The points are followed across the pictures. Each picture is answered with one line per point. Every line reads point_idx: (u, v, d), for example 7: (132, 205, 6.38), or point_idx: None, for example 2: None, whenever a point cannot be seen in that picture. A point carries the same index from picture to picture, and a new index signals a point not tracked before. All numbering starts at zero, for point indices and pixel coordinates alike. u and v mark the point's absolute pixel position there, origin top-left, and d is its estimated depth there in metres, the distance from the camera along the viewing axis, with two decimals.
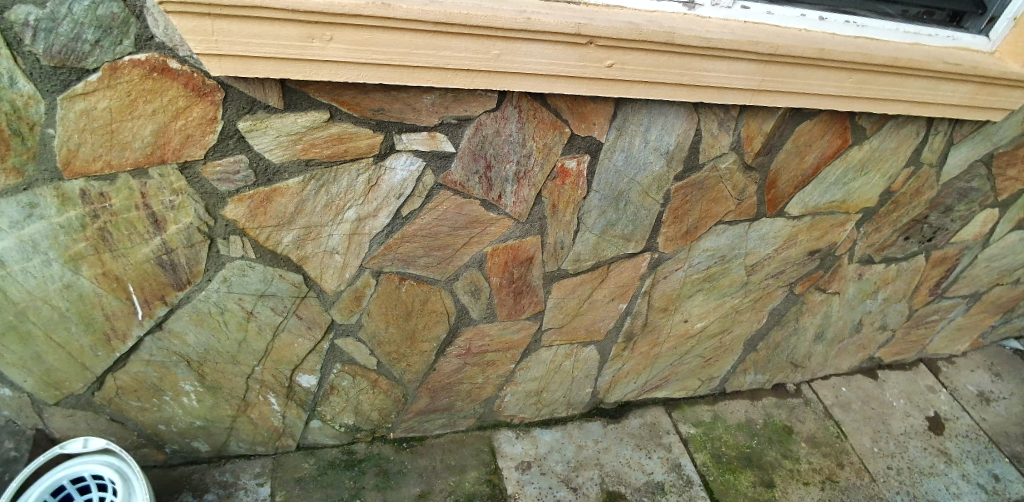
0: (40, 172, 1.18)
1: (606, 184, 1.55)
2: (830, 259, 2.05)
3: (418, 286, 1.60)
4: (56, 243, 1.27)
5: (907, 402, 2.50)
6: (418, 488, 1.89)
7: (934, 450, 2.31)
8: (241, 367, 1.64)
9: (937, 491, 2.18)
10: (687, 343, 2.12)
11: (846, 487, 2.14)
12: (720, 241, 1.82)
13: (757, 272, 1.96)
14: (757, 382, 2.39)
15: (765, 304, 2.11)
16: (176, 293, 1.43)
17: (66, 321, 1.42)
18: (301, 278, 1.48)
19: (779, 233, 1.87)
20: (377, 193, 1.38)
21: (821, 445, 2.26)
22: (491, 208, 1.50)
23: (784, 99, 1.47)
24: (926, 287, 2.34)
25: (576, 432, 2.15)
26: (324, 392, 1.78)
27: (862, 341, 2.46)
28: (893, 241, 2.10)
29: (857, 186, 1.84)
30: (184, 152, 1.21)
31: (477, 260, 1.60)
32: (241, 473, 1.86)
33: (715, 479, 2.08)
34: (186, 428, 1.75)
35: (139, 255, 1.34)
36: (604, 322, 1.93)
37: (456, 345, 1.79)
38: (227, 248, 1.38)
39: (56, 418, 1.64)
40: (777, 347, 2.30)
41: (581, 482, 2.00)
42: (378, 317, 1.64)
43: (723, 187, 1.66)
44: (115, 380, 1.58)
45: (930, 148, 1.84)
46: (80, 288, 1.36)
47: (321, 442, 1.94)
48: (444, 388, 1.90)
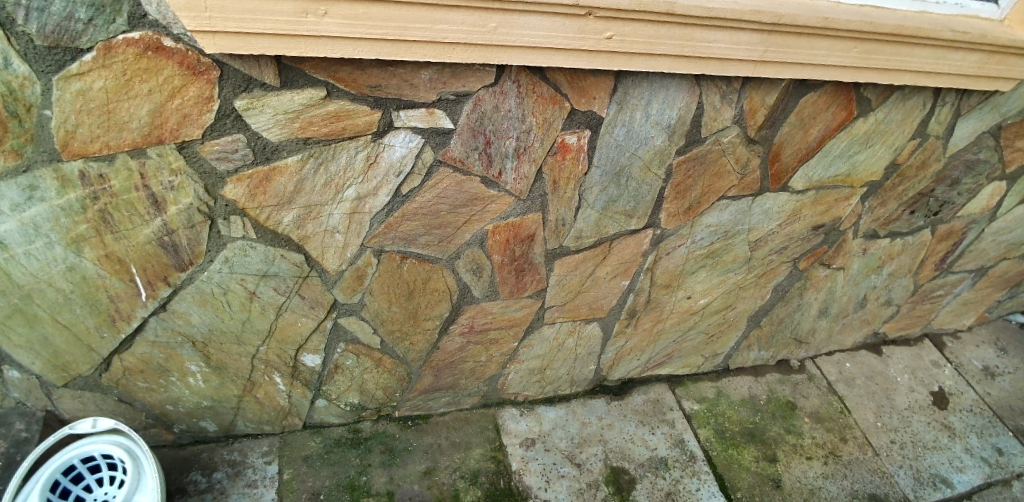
0: (39, 154, 1.18)
1: (607, 160, 1.54)
2: (835, 234, 2.04)
3: (420, 265, 1.60)
4: (58, 225, 1.28)
5: (912, 378, 2.50)
6: (424, 465, 1.91)
7: (938, 424, 2.32)
8: (245, 347, 1.65)
9: (940, 465, 2.19)
10: (690, 319, 2.12)
11: (849, 462, 2.15)
12: (723, 217, 1.81)
13: (760, 248, 1.96)
14: (761, 358, 2.40)
15: (769, 280, 2.10)
16: (179, 275, 1.43)
17: (71, 303, 1.43)
18: (303, 257, 1.48)
19: (783, 208, 1.86)
20: (377, 171, 1.38)
21: (825, 420, 2.27)
22: (492, 185, 1.49)
23: (788, 71, 1.45)
24: (932, 261, 2.33)
25: (580, 409, 2.16)
26: (328, 371, 1.79)
27: (867, 317, 2.45)
28: (899, 215, 2.08)
29: (862, 159, 1.82)
30: (182, 132, 1.21)
31: (478, 237, 1.59)
32: (249, 452, 1.88)
33: (718, 454, 2.10)
34: (193, 408, 1.77)
35: (140, 237, 1.34)
36: (607, 300, 1.93)
37: (459, 323, 1.79)
38: (227, 228, 1.38)
39: (64, 399, 1.66)
40: (780, 323, 2.30)
41: (585, 458, 2.01)
42: (380, 296, 1.64)
43: (726, 161, 1.65)
44: (121, 361, 1.59)
45: (938, 119, 1.81)
46: (83, 270, 1.37)
47: (327, 420, 1.95)
48: (448, 366, 1.91)
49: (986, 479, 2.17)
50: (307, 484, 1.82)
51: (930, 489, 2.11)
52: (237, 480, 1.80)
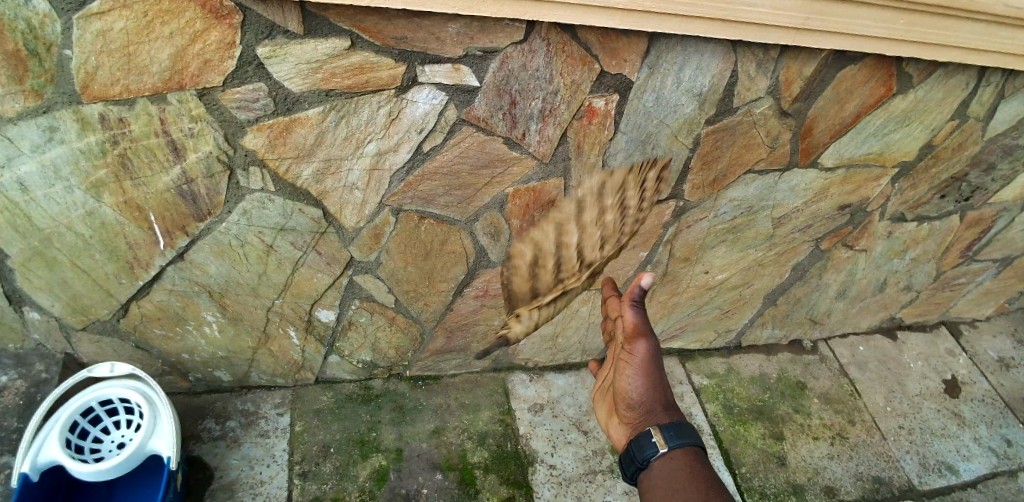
0: (59, 96, 1.17)
1: (634, 126, 1.50)
2: (861, 215, 1.99)
3: (438, 226, 1.59)
4: (78, 169, 1.27)
5: (925, 365, 2.47)
6: (432, 424, 1.93)
7: (948, 412, 2.30)
8: (261, 299, 1.66)
9: (947, 452, 2.17)
10: (706, 294, 2.09)
11: (855, 444, 2.14)
12: (748, 191, 1.76)
13: (784, 225, 1.91)
14: (774, 336, 2.37)
15: (789, 259, 2.07)
16: (197, 225, 1.43)
17: (90, 248, 1.43)
18: (321, 213, 1.47)
19: (810, 185, 1.81)
20: (399, 127, 1.35)
21: (834, 402, 2.26)
22: (514, 146, 1.46)
23: (827, 40, 1.39)
24: (957, 247, 2.27)
25: (589, 378, 2.16)
26: (342, 327, 1.80)
27: (885, 301, 2.41)
28: (928, 199, 2.02)
29: (897, 139, 1.76)
30: (203, 78, 1.19)
31: (498, 201, 1.57)
32: (262, 403, 1.90)
33: (724, 429, 2.10)
34: (209, 357, 1.79)
35: (159, 184, 1.33)
36: (624, 271, 1.89)
37: (473, 286, 1.78)
38: (246, 179, 1.37)
39: (83, 343, 1.69)
40: (797, 302, 2.26)
41: (592, 426, 2.02)
42: (397, 255, 1.63)
43: (756, 134, 1.60)
44: (140, 308, 1.60)
45: (979, 100, 1.74)
46: (103, 216, 1.37)
47: (340, 376, 1.97)
48: (461, 328, 1.91)
49: (993, 468, 2.15)
50: (318, 437, 1.85)
51: (935, 475, 2.10)
52: (250, 430, 1.83)
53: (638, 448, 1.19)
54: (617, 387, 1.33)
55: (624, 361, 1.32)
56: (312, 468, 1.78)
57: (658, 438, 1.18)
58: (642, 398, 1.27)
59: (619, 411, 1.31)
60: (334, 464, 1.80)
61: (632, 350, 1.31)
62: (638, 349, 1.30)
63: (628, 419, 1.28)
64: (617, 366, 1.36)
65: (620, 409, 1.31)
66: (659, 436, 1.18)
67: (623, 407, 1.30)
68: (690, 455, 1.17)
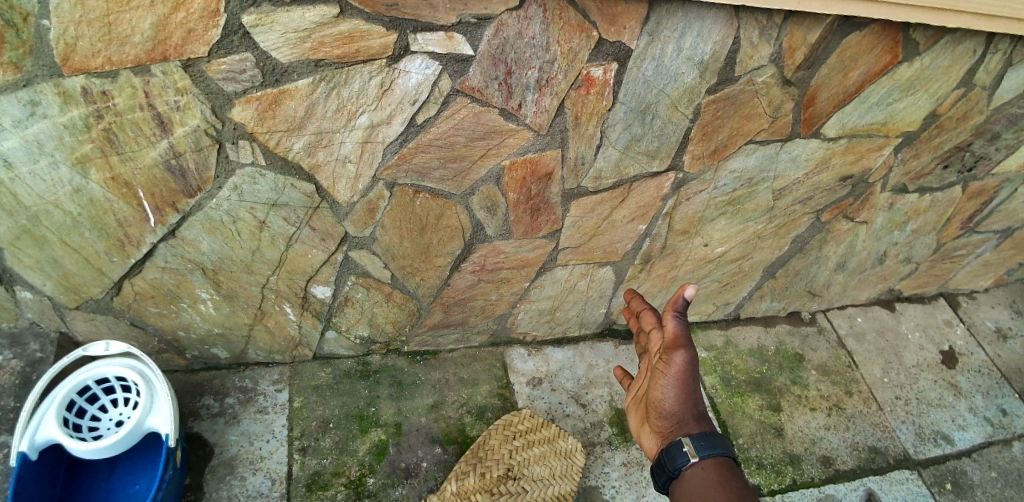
0: (39, 68, 1.13)
1: (633, 96, 1.46)
2: (862, 186, 1.96)
3: (433, 200, 1.56)
4: (62, 144, 1.24)
5: (923, 336, 2.46)
6: (431, 399, 1.93)
7: (944, 382, 2.31)
8: (255, 276, 1.64)
9: (943, 422, 2.18)
10: (705, 267, 2.07)
11: (852, 415, 2.15)
12: (749, 162, 1.73)
13: (784, 197, 1.89)
14: (773, 309, 2.36)
15: (789, 231, 2.05)
16: (187, 201, 1.40)
17: (79, 226, 1.41)
18: (313, 187, 1.44)
19: (811, 156, 1.77)
20: (391, 99, 1.32)
21: (832, 374, 2.26)
22: (511, 118, 1.42)
23: (833, 6, 1.36)
24: (958, 218, 2.25)
25: (588, 351, 2.16)
26: (338, 304, 1.79)
27: (884, 273, 2.39)
28: (931, 169, 2.00)
29: (902, 108, 1.73)
30: (187, 49, 1.15)
31: (495, 173, 1.54)
32: (260, 379, 1.89)
33: (723, 401, 2.10)
34: (205, 335, 1.78)
35: (147, 159, 1.30)
36: (623, 243, 1.87)
37: (470, 261, 1.76)
38: (236, 153, 1.34)
39: (78, 321, 1.67)
40: (796, 275, 2.25)
41: (591, 399, 2.03)
42: (392, 230, 1.61)
43: (758, 103, 1.57)
44: (133, 286, 1.59)
45: (986, 68, 1.70)
46: (90, 193, 1.34)
47: (337, 352, 1.96)
48: (458, 303, 1.89)
49: (988, 438, 2.17)
50: (316, 413, 1.85)
51: (930, 444, 2.11)
52: (249, 406, 1.83)
53: (670, 459, 1.22)
54: (649, 395, 1.31)
55: (659, 371, 1.28)
56: (312, 443, 1.79)
57: (688, 449, 1.21)
58: (675, 410, 1.26)
59: (652, 419, 1.30)
60: (333, 439, 1.80)
61: (669, 361, 1.26)
62: (676, 361, 1.25)
63: (659, 428, 1.28)
64: (651, 373, 1.32)
65: (650, 417, 1.31)
66: (690, 446, 1.21)
67: (653, 416, 1.29)
68: (723, 465, 1.20)
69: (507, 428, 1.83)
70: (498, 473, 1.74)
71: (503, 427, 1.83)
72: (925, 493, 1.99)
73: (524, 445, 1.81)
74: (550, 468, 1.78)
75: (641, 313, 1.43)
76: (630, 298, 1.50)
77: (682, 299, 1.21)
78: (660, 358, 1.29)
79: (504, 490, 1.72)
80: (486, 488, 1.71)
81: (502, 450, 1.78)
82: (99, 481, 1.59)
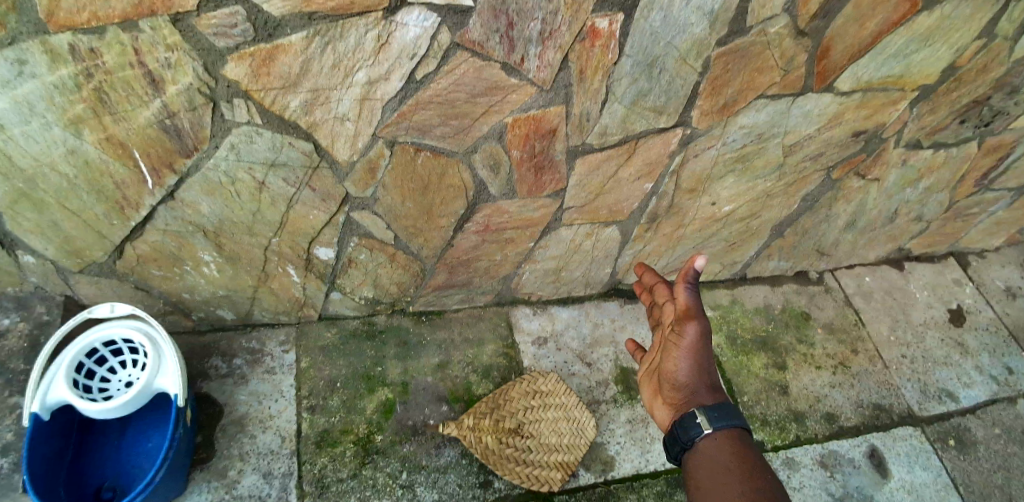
0: (24, 25, 1.10)
1: (640, 49, 1.41)
2: (876, 142, 1.91)
3: (435, 158, 1.53)
4: (53, 105, 1.22)
5: (931, 295, 2.44)
6: (437, 358, 1.93)
7: (951, 341, 2.29)
8: (257, 238, 1.62)
9: (948, 380, 2.18)
10: (712, 226, 2.05)
11: (857, 373, 2.15)
12: (759, 117, 1.68)
13: (795, 153, 1.84)
14: (780, 268, 2.34)
15: (799, 189, 2.01)
16: (184, 162, 1.38)
17: (77, 189, 1.39)
18: (312, 147, 1.41)
19: (824, 111, 1.72)
20: (389, 54, 1.28)
21: (838, 332, 2.25)
22: (513, 72, 1.38)
23: None
24: (973, 176, 2.20)
25: (593, 311, 2.15)
26: (342, 265, 1.78)
27: (894, 231, 2.36)
28: (947, 124, 1.94)
29: (919, 59, 1.67)
30: (175, 3, 1.11)
31: (498, 131, 1.50)
32: (267, 340, 1.90)
33: (728, 359, 2.10)
34: (210, 296, 1.78)
35: (140, 119, 1.27)
36: (629, 202, 1.84)
37: (474, 221, 1.74)
38: (231, 111, 1.30)
39: (82, 285, 1.68)
40: (805, 234, 2.22)
41: (596, 358, 2.03)
42: (394, 190, 1.58)
43: (770, 55, 1.51)
44: (134, 249, 1.58)
45: (1008, 16, 1.64)
46: (85, 155, 1.32)
47: (342, 312, 1.96)
48: (462, 264, 1.88)
49: (993, 395, 2.16)
50: (324, 372, 1.86)
51: (935, 402, 2.11)
52: (256, 367, 1.84)
53: (684, 430, 1.28)
54: (662, 367, 1.38)
55: (673, 344, 1.35)
56: (320, 402, 1.80)
57: (702, 419, 1.27)
58: (688, 381, 1.33)
59: (665, 391, 1.37)
60: (341, 398, 1.82)
61: (682, 332, 1.32)
62: (688, 333, 1.32)
63: (672, 400, 1.35)
64: (664, 346, 1.39)
65: (664, 389, 1.38)
66: (704, 418, 1.27)
67: (666, 388, 1.36)
68: (736, 435, 1.26)
69: (530, 385, 1.87)
70: (509, 425, 1.80)
71: (526, 382, 1.87)
72: (928, 449, 2.00)
73: (541, 406, 1.85)
74: (559, 435, 1.81)
75: (654, 287, 1.49)
76: (643, 274, 1.56)
77: (694, 271, 1.28)
78: (673, 331, 1.36)
79: (510, 442, 1.77)
80: (495, 434, 1.77)
81: (519, 404, 1.83)
82: (111, 439, 1.62)
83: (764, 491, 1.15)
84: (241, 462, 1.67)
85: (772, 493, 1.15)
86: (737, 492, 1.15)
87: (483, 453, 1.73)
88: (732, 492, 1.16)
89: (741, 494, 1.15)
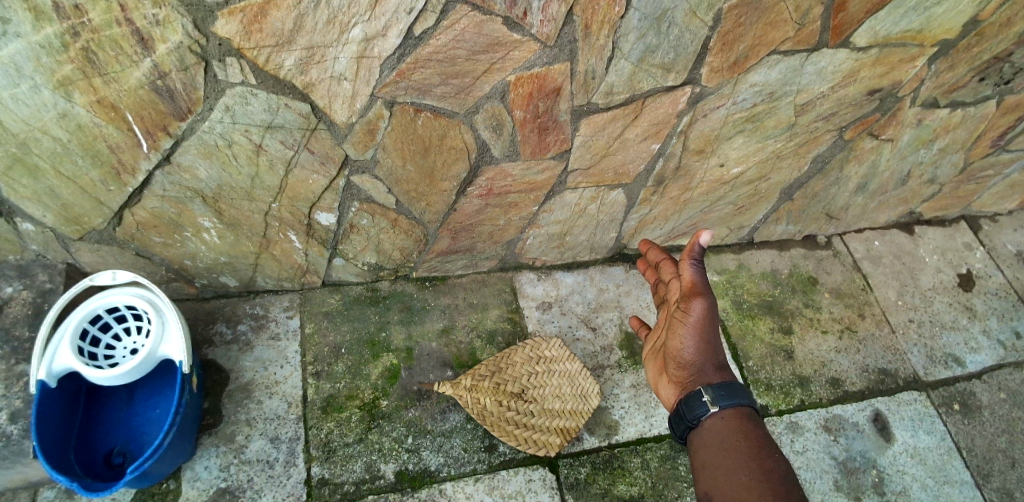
0: None
1: (648, 2, 1.35)
2: (891, 101, 1.85)
3: (435, 120, 1.49)
4: (41, 65, 1.18)
5: (941, 259, 2.40)
6: (441, 324, 1.92)
7: (960, 305, 2.26)
8: (257, 203, 1.60)
9: (955, 345, 2.15)
10: (720, 189, 2.00)
11: (864, 337, 2.13)
12: (771, 75, 1.63)
13: (807, 113, 1.79)
14: (788, 232, 2.30)
15: (810, 151, 1.95)
16: (179, 125, 1.34)
17: (71, 154, 1.36)
18: (309, 108, 1.38)
19: (838, 68, 1.66)
20: (386, 8, 1.23)
21: (846, 297, 2.22)
22: (515, 28, 1.33)
23: None
24: (989, 136, 2.14)
25: (598, 275, 2.13)
26: (344, 230, 1.75)
27: (906, 194, 2.31)
28: (966, 82, 1.88)
29: (940, 12, 1.60)
30: None
31: (500, 90, 1.46)
32: (271, 306, 1.89)
33: (733, 324, 2.08)
34: (212, 263, 1.76)
35: (131, 80, 1.24)
36: (635, 165, 1.80)
37: (476, 185, 1.71)
38: (224, 71, 1.26)
39: (83, 253, 1.66)
40: (814, 197, 2.17)
41: (601, 322, 2.02)
42: (394, 153, 1.55)
43: (784, 8, 1.45)
44: (133, 216, 1.56)
45: None
46: (77, 118, 1.29)
47: (345, 278, 1.94)
48: (465, 229, 1.85)
49: (999, 360, 2.14)
50: (328, 338, 1.85)
51: (941, 367, 2.10)
52: (261, 333, 1.83)
53: (689, 409, 1.32)
54: (668, 345, 1.40)
55: (678, 321, 1.36)
56: (325, 368, 1.80)
57: (708, 399, 1.30)
58: (694, 359, 1.36)
59: (671, 369, 1.40)
60: (345, 363, 1.81)
61: (688, 310, 1.34)
62: (695, 310, 1.33)
63: (679, 377, 1.39)
64: (669, 323, 1.41)
65: (670, 367, 1.41)
66: (710, 396, 1.31)
67: (673, 366, 1.40)
68: (742, 413, 1.30)
69: (534, 350, 1.85)
70: (511, 388, 1.78)
71: (531, 347, 1.85)
72: (933, 413, 1.99)
73: (545, 372, 1.83)
74: (561, 401, 1.79)
75: (660, 264, 1.50)
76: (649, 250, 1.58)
77: (698, 247, 1.29)
78: (678, 308, 1.37)
79: (511, 406, 1.76)
80: (495, 397, 1.75)
81: (522, 369, 1.82)
82: (120, 405, 1.62)
83: (770, 471, 1.21)
84: (249, 427, 1.68)
85: (777, 473, 1.21)
86: (745, 473, 1.21)
87: (480, 414, 1.72)
88: (741, 473, 1.21)
89: (749, 475, 1.21)
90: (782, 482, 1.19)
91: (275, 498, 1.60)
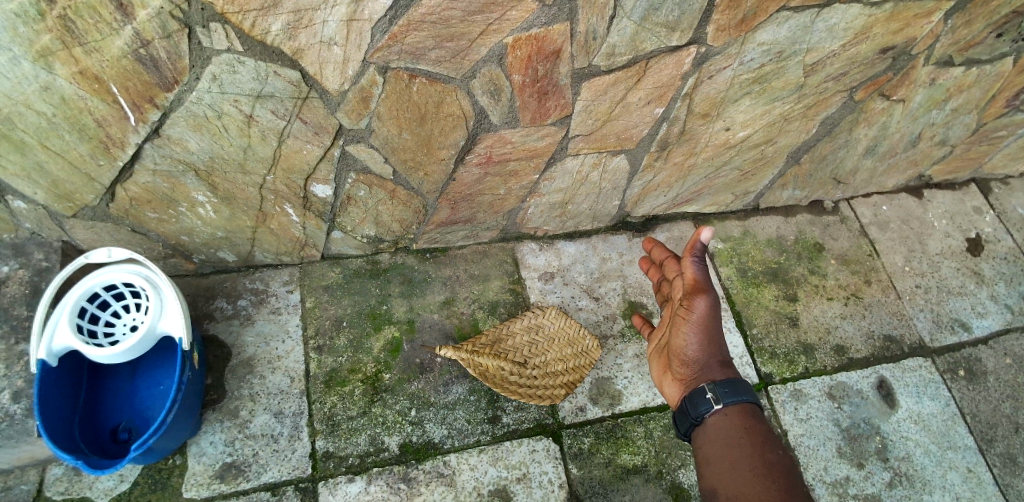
0: None
1: None
2: (904, 59, 1.78)
3: (430, 86, 1.44)
4: (18, 35, 1.14)
5: (950, 223, 2.35)
6: (442, 295, 1.90)
7: (968, 270, 2.22)
8: (251, 176, 1.56)
9: (962, 310, 2.12)
10: (726, 154, 1.95)
11: (870, 303, 2.10)
12: (780, 33, 1.56)
13: (816, 73, 1.72)
14: (794, 198, 2.25)
15: (818, 113, 1.90)
16: (166, 96, 1.30)
17: (57, 128, 1.32)
18: (299, 75, 1.33)
19: (850, 25, 1.60)
20: None
21: (852, 263, 2.18)
22: None
23: None
24: (1004, 95, 2.07)
25: (601, 245, 2.09)
26: (340, 203, 1.72)
27: (916, 157, 2.25)
28: (982, 38, 1.81)
29: None
30: None
31: (497, 53, 1.40)
32: (270, 281, 1.86)
33: (737, 292, 2.05)
34: (209, 238, 1.73)
35: (113, 49, 1.19)
36: (638, 129, 1.75)
37: (474, 153, 1.66)
38: (209, 38, 1.21)
39: (78, 230, 1.63)
40: (822, 160, 2.12)
41: (604, 292, 1.99)
42: (389, 121, 1.50)
43: None
44: (126, 191, 1.52)
45: None
46: (60, 90, 1.25)
47: (344, 252, 1.91)
48: (465, 199, 1.81)
49: (1006, 325, 2.11)
50: (329, 312, 1.83)
51: (947, 332, 2.07)
52: (262, 308, 1.81)
53: (693, 405, 1.31)
54: (672, 342, 1.39)
55: (682, 318, 1.35)
56: (327, 342, 1.78)
57: (712, 395, 1.29)
58: (697, 357, 1.35)
59: (675, 366, 1.40)
60: (347, 337, 1.79)
61: (691, 307, 1.33)
62: (697, 307, 1.32)
63: (682, 375, 1.38)
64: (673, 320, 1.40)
65: (673, 364, 1.41)
66: (714, 393, 1.30)
67: (676, 363, 1.39)
68: (746, 409, 1.29)
69: (534, 320, 1.86)
70: (512, 356, 1.80)
71: (531, 317, 1.86)
72: (938, 379, 1.96)
73: (545, 341, 1.83)
74: (563, 362, 1.81)
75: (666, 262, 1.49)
76: (653, 249, 1.57)
77: (701, 243, 1.27)
78: (681, 304, 1.36)
79: (512, 370, 1.77)
80: (496, 361, 1.77)
81: (522, 339, 1.83)
82: (123, 382, 1.60)
83: (774, 466, 1.20)
84: (252, 402, 1.67)
85: (780, 466, 1.21)
86: (749, 467, 1.20)
87: (482, 375, 1.75)
88: (744, 467, 1.21)
89: (752, 470, 1.20)
90: (784, 478, 1.18)
91: (280, 472, 1.59)
